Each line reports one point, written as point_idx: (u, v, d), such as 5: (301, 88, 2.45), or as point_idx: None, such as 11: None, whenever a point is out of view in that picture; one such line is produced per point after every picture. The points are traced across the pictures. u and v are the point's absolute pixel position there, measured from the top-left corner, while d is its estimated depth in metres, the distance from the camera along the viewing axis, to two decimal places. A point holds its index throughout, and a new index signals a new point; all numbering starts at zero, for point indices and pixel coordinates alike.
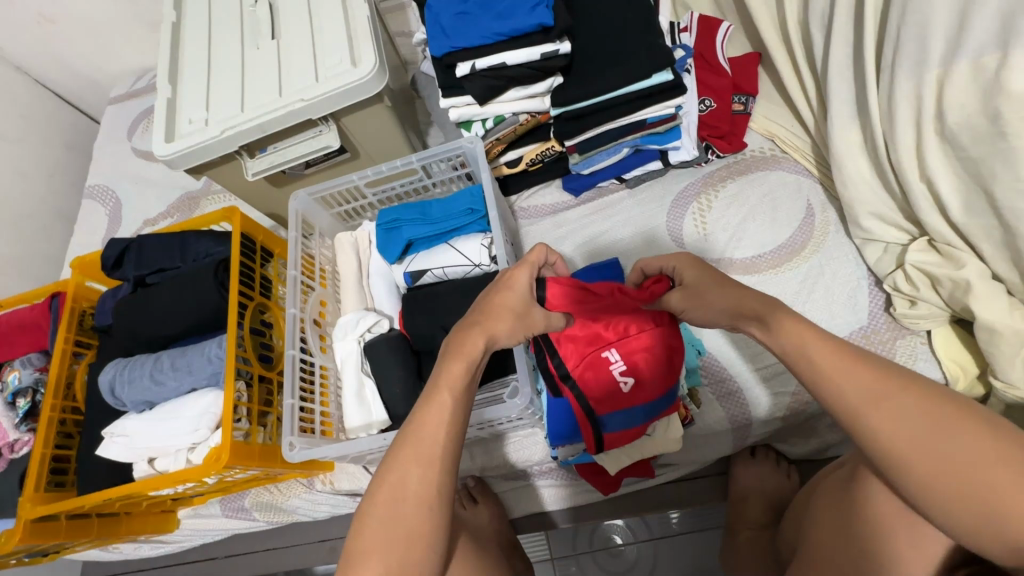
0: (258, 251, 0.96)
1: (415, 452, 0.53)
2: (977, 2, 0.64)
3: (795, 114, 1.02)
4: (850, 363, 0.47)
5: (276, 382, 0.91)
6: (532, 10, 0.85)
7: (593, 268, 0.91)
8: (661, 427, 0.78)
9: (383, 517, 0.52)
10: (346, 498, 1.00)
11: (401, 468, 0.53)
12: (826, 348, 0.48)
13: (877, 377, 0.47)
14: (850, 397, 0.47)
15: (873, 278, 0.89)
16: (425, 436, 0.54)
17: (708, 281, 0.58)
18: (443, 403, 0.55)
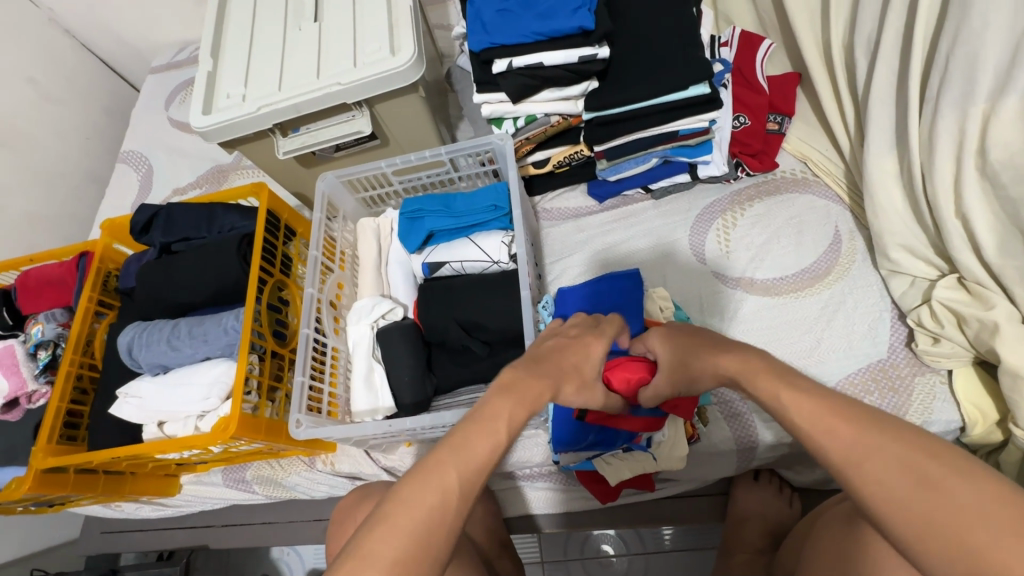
0: (281, 229, 0.98)
1: (458, 473, 0.49)
2: None
3: (830, 138, 1.01)
4: (831, 416, 0.46)
5: (289, 359, 0.92)
6: (574, 13, 0.85)
7: (611, 275, 0.86)
8: (668, 445, 0.75)
9: (399, 535, 0.45)
10: (345, 481, 1.01)
11: (441, 486, 0.48)
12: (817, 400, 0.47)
13: (862, 431, 0.44)
14: (837, 453, 0.45)
15: (897, 312, 0.87)
16: (469, 457, 0.50)
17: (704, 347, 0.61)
18: (495, 431, 0.53)
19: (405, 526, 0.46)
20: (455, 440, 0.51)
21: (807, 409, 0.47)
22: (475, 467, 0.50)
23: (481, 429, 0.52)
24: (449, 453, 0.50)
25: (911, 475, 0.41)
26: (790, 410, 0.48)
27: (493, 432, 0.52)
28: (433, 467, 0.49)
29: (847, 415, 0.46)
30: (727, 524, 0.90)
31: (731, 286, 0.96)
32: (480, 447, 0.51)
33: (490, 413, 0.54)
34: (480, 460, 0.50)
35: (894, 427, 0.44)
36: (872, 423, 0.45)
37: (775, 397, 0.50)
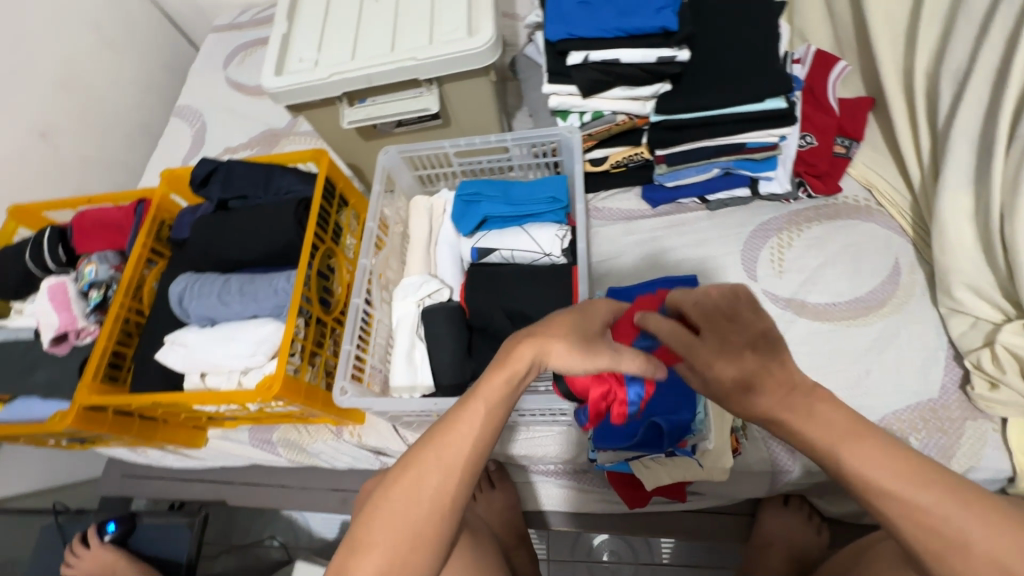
0: (336, 197, 0.98)
1: (444, 466, 0.52)
2: None
3: (899, 167, 0.98)
4: (916, 495, 0.41)
5: (331, 326, 0.93)
6: (658, 12, 0.84)
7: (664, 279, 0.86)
8: (712, 454, 0.70)
9: (393, 526, 0.50)
10: (369, 454, 1.02)
11: (426, 479, 0.52)
12: (893, 471, 0.42)
13: (949, 514, 0.40)
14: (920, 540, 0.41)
15: (953, 352, 0.85)
16: (455, 447, 0.53)
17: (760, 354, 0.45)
18: (482, 416, 0.54)
19: (396, 517, 0.51)
20: (440, 431, 0.53)
21: (888, 488, 0.42)
22: (461, 456, 0.53)
23: (466, 418, 0.53)
24: (436, 445, 0.53)
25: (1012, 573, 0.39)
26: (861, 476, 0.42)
27: (480, 418, 0.54)
28: (418, 461, 0.52)
29: (925, 494, 0.41)
30: (751, 546, 0.89)
31: (781, 306, 0.94)
32: (467, 436, 0.53)
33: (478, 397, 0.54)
34: (467, 447, 0.53)
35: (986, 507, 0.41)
36: (964, 504, 0.41)
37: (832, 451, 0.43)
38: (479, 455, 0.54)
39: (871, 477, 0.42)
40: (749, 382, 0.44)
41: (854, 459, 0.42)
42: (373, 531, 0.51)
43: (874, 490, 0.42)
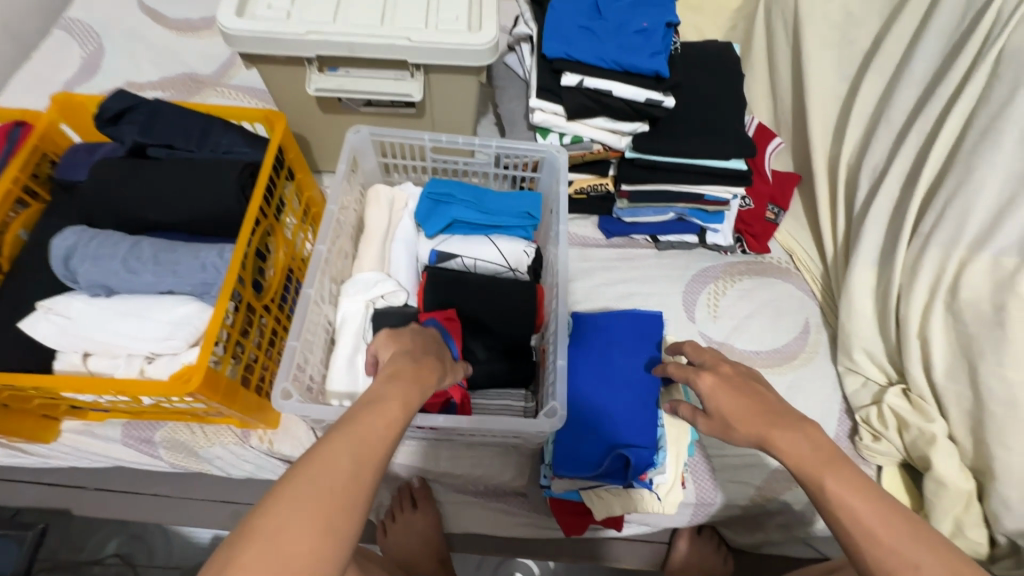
0: (285, 168, 0.86)
1: (367, 439, 0.47)
2: (1010, 211, 0.78)
3: (814, 238, 1.12)
4: (884, 517, 0.49)
5: (261, 314, 0.80)
6: (652, 56, 0.88)
7: (631, 313, 0.84)
8: (665, 488, 0.78)
9: (303, 508, 0.42)
10: (277, 464, 0.89)
11: (344, 456, 0.45)
12: (869, 501, 0.50)
13: (909, 535, 0.48)
14: (889, 559, 0.47)
15: (845, 406, 0.98)
16: (377, 424, 0.49)
17: (749, 383, 0.64)
18: (402, 394, 0.53)
19: (305, 498, 0.42)
20: (360, 410, 0.49)
21: (861, 515, 0.49)
22: (383, 434, 0.49)
23: (386, 395, 0.52)
24: (355, 418, 0.48)
25: None
26: (841, 498, 0.51)
27: (400, 395, 0.52)
28: (334, 435, 0.47)
29: (887, 517, 0.49)
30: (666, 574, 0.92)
31: (713, 349, 1.02)
32: (390, 412, 0.50)
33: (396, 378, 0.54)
34: (390, 427, 0.49)
35: (936, 539, 0.48)
36: (921, 532, 0.48)
37: (817, 477, 0.53)
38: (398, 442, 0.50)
39: (849, 505, 0.50)
40: (756, 411, 0.60)
41: (837, 488, 0.51)
42: (279, 517, 0.41)
43: (848, 516, 0.50)
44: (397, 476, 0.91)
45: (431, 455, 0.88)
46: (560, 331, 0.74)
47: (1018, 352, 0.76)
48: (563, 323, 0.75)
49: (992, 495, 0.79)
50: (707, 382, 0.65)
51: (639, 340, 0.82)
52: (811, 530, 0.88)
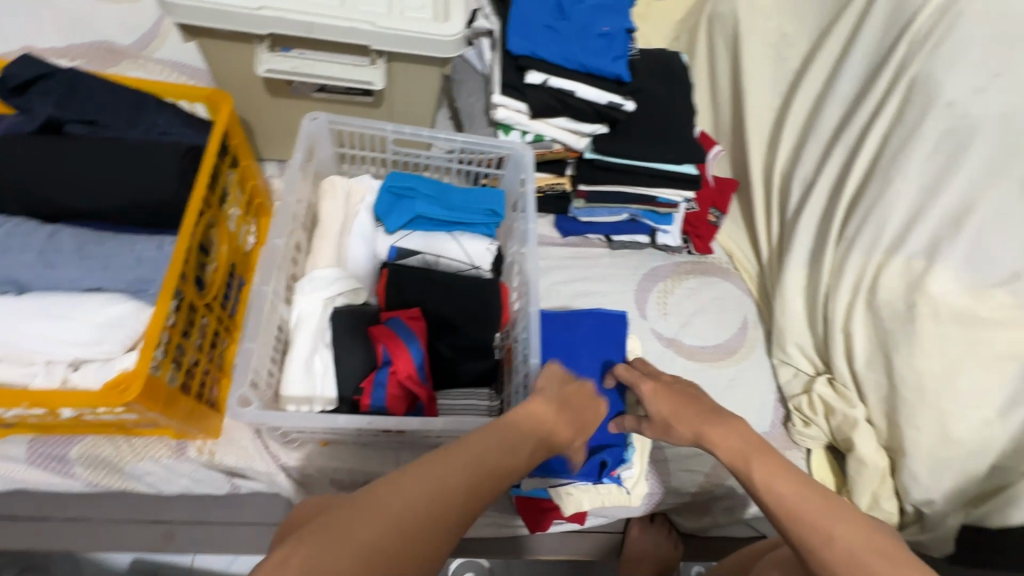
0: (229, 155, 0.79)
1: (428, 495, 0.43)
2: (919, 221, 0.89)
3: (750, 241, 1.21)
4: (804, 497, 0.53)
5: (204, 314, 0.73)
6: (614, 61, 0.90)
7: (597, 314, 0.88)
8: (632, 481, 0.84)
9: (329, 553, 0.39)
10: (218, 477, 0.82)
11: (398, 507, 0.42)
12: (789, 484, 0.55)
13: (825, 512, 0.52)
14: (806, 532, 0.51)
15: (779, 395, 1.06)
16: (448, 482, 0.45)
17: (688, 388, 0.70)
18: (489, 458, 0.49)
19: (336, 542, 0.40)
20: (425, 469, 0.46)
21: (785, 498, 0.54)
22: (456, 493, 0.45)
23: (472, 455, 0.48)
24: (426, 468, 0.45)
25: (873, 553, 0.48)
26: (766, 481, 0.56)
27: (485, 459, 0.48)
28: (395, 483, 0.44)
29: (806, 496, 0.54)
30: (623, 563, 0.95)
31: (663, 345, 1.07)
32: (466, 474, 0.46)
33: (493, 440, 0.50)
34: (465, 492, 0.45)
35: (852, 516, 0.52)
36: (838, 508, 0.52)
37: (746, 464, 0.58)
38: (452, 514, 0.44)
39: (774, 488, 0.55)
40: (691, 410, 0.66)
41: (762, 473, 0.57)
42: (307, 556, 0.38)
43: (772, 498, 0.55)
44: (353, 482, 0.84)
45: (394, 461, 0.83)
46: (532, 330, 0.75)
47: (924, 343, 0.86)
48: (537, 324, 0.75)
49: (903, 470, 0.89)
50: (649, 389, 0.71)
51: (603, 340, 0.87)
52: (752, 511, 0.94)
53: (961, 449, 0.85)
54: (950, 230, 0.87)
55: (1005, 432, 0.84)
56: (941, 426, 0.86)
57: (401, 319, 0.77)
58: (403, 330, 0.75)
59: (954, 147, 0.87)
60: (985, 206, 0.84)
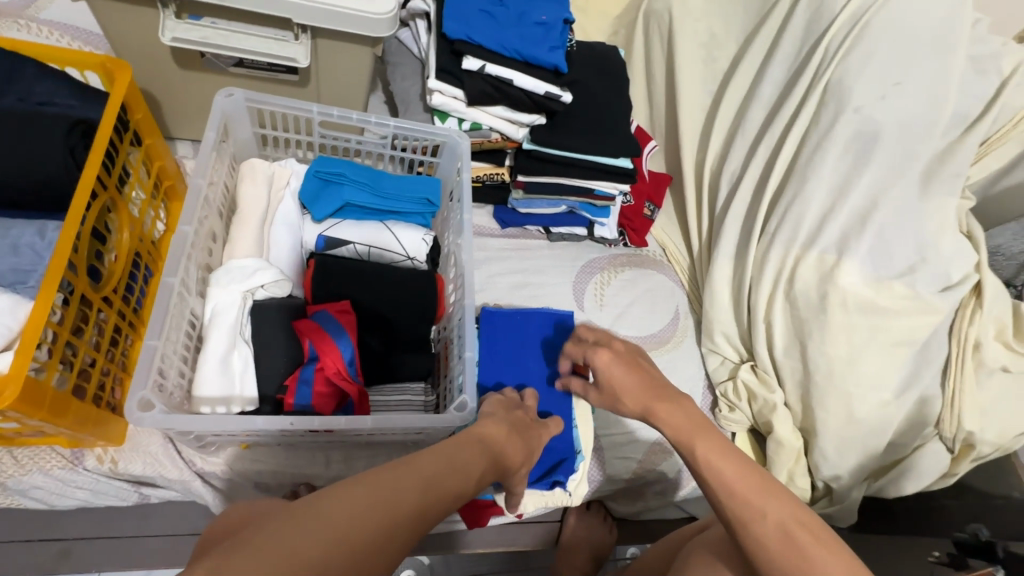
0: (129, 132, 0.72)
1: (377, 514, 0.39)
2: (830, 218, 0.95)
3: (682, 233, 1.25)
4: (740, 474, 0.54)
5: (100, 309, 0.66)
6: (551, 51, 0.90)
7: (542, 317, 0.90)
8: (575, 484, 0.87)
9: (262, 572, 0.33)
10: (122, 487, 0.75)
11: (346, 522, 0.38)
12: (729, 460, 0.55)
13: (759, 488, 0.53)
14: (740, 510, 0.52)
15: (707, 382, 1.11)
16: (398, 500, 0.41)
17: (637, 360, 0.69)
18: (438, 478, 0.45)
19: (271, 558, 0.34)
20: (379, 476, 0.42)
21: (723, 472, 0.55)
22: (406, 513, 0.41)
23: (422, 474, 0.44)
24: (375, 484, 0.41)
25: (804, 530, 0.49)
26: (706, 459, 0.56)
27: (434, 477, 0.45)
28: (341, 498, 0.39)
29: (742, 472, 0.54)
30: (560, 550, 0.97)
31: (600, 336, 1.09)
32: (418, 492, 0.42)
33: (440, 461, 0.47)
34: (415, 512, 0.41)
35: (783, 493, 0.53)
36: (772, 486, 0.53)
37: (690, 439, 0.59)
38: (405, 528, 0.40)
39: (714, 462, 0.56)
40: (640, 387, 0.65)
41: (704, 450, 0.57)
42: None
43: (711, 471, 0.55)
44: (279, 483, 0.80)
45: (323, 460, 0.79)
46: (467, 322, 0.73)
47: (834, 332, 0.93)
48: (472, 316, 0.74)
49: (815, 450, 0.96)
50: (599, 356, 0.69)
51: (549, 343, 0.90)
52: (682, 495, 0.97)
53: (863, 428, 0.92)
54: (856, 227, 0.94)
55: (900, 411, 0.92)
56: (847, 408, 0.93)
57: (330, 315, 0.72)
58: (331, 326, 0.71)
59: (861, 147, 0.95)
60: (886, 206, 0.93)
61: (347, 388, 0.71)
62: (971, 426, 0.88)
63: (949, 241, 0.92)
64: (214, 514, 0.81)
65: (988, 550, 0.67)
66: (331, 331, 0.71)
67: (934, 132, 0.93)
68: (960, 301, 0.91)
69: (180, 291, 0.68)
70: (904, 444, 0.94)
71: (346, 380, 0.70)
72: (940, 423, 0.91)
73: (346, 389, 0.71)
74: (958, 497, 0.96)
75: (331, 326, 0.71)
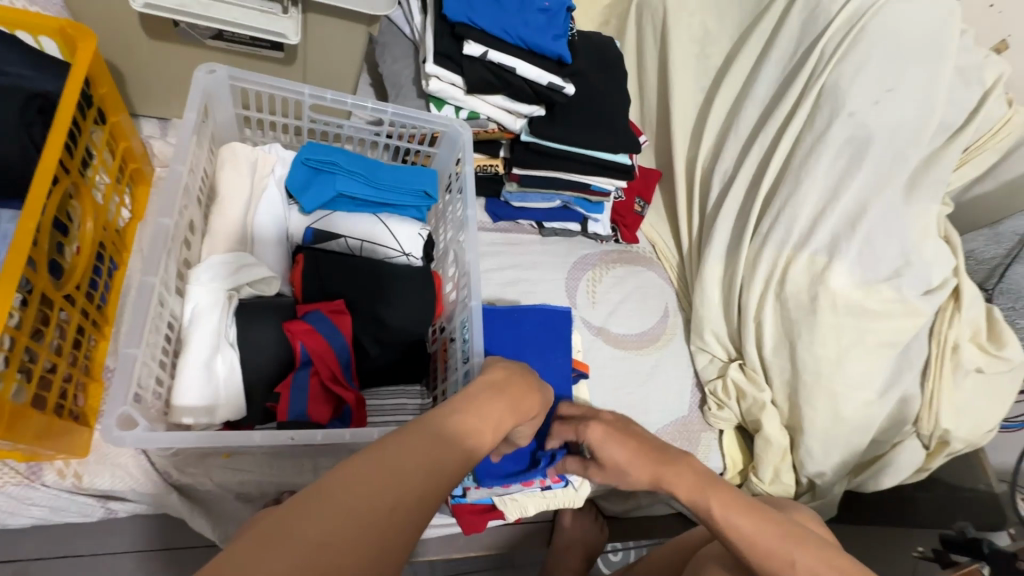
0: (92, 110, 0.64)
1: (378, 483, 0.37)
2: (822, 221, 0.96)
3: (671, 230, 1.25)
4: (760, 527, 0.57)
5: (61, 309, 0.59)
6: (555, 40, 0.86)
7: (540, 313, 0.85)
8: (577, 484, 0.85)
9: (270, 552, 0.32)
10: (86, 502, 0.68)
11: (347, 496, 0.36)
12: (747, 516, 0.58)
13: (781, 535, 0.56)
14: (768, 559, 0.55)
15: (695, 380, 1.11)
16: (401, 465, 0.39)
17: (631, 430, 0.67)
18: (443, 437, 0.43)
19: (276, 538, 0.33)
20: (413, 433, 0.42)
21: (743, 527, 0.57)
22: (411, 477, 0.39)
23: (423, 436, 0.42)
24: (373, 456, 0.39)
25: (835, 568, 0.53)
26: (724, 518, 0.58)
27: (440, 439, 0.43)
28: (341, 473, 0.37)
29: (760, 525, 0.57)
30: (552, 550, 0.96)
31: (592, 334, 1.08)
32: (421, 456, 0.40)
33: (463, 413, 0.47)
34: (422, 475, 0.40)
35: (806, 537, 0.56)
36: (793, 533, 0.57)
37: (706, 506, 0.60)
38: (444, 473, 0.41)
39: (732, 519, 0.58)
40: (642, 459, 0.64)
41: (721, 508, 0.59)
42: (240, 561, 0.31)
43: (731, 527, 0.57)
44: (262, 494, 0.74)
45: (313, 466, 0.73)
46: (474, 327, 0.69)
47: (823, 332, 0.94)
48: (481, 320, 0.70)
49: (801, 447, 0.98)
50: (592, 431, 0.67)
51: (547, 338, 0.85)
52: (673, 492, 0.98)
53: (847, 427, 0.95)
54: (847, 230, 0.95)
55: (882, 410, 0.96)
56: (833, 408, 0.95)
57: (322, 315, 0.67)
58: (324, 329, 0.66)
59: (853, 153, 0.95)
60: (875, 210, 0.93)
61: (343, 393, 0.66)
62: (947, 424, 0.93)
63: (930, 247, 0.95)
64: (190, 528, 0.75)
65: (975, 548, 0.71)
66: (324, 334, 0.65)
67: (923, 139, 0.93)
68: (939, 305, 0.95)
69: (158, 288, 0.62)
70: (883, 441, 0.98)
71: (341, 385, 0.66)
72: (919, 421, 0.95)
73: (342, 395, 0.66)
74: (928, 490, 1.01)
75: (324, 329, 0.66)
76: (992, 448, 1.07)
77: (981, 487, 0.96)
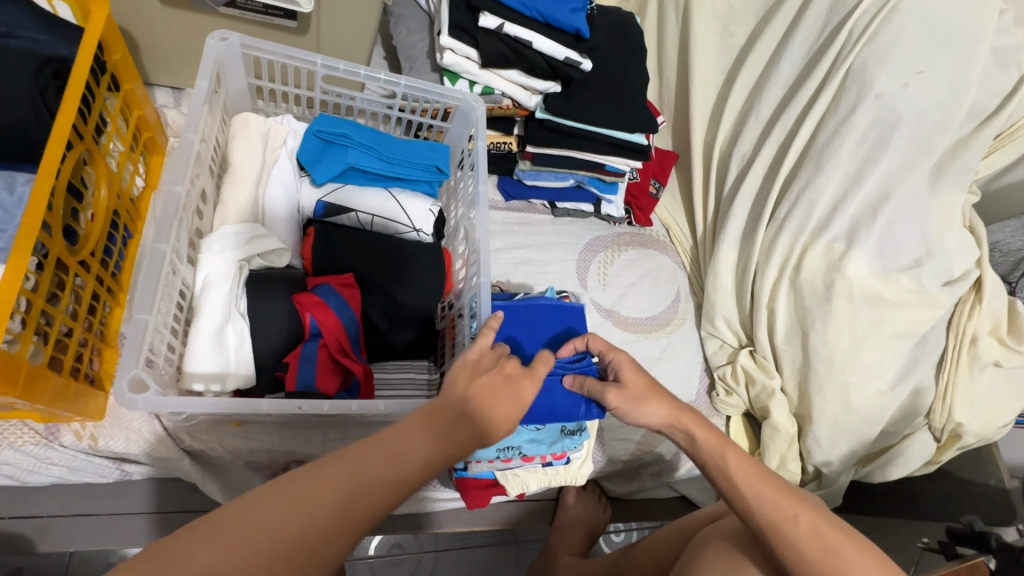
0: (105, 76, 0.64)
1: (287, 518, 0.40)
2: (841, 208, 0.94)
3: (686, 214, 1.22)
4: (765, 485, 0.57)
5: (76, 274, 0.60)
6: (573, 13, 0.84)
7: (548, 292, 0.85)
8: (578, 461, 0.86)
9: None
10: (103, 464, 0.70)
11: (251, 527, 0.39)
12: (755, 468, 0.58)
13: (785, 491, 0.57)
14: (771, 517, 0.55)
15: (704, 366, 1.11)
16: (311, 500, 0.41)
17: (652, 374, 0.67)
18: (361, 475, 0.43)
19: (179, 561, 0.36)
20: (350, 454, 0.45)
21: (755, 483, 0.57)
22: (316, 516, 0.41)
23: (342, 472, 0.43)
24: (287, 488, 0.42)
25: (836, 529, 0.54)
26: (732, 471, 0.58)
27: (362, 473, 0.43)
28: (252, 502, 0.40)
29: (769, 484, 0.57)
30: (555, 527, 0.97)
31: (602, 317, 1.07)
32: (337, 490, 0.42)
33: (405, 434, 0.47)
34: (331, 513, 0.41)
35: (809, 501, 0.57)
36: (798, 494, 0.57)
37: (719, 452, 0.60)
38: (365, 490, 0.43)
39: (746, 471, 0.58)
40: (662, 397, 0.63)
41: (735, 461, 0.59)
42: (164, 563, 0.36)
43: (744, 481, 0.57)
44: (271, 462, 0.76)
45: (321, 437, 0.75)
46: (482, 303, 0.69)
47: (838, 322, 0.93)
48: (488, 294, 0.70)
49: (809, 436, 0.97)
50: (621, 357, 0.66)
51: None
52: (677, 477, 0.98)
53: (858, 417, 0.94)
54: (867, 217, 0.92)
55: (894, 401, 0.94)
56: (844, 397, 0.94)
57: (334, 287, 0.67)
58: (335, 301, 0.66)
59: (879, 136, 0.92)
60: (898, 197, 0.91)
61: (352, 366, 0.67)
62: (960, 417, 0.92)
63: (953, 237, 0.92)
64: (201, 493, 0.78)
65: (981, 540, 0.70)
66: (335, 305, 0.66)
67: (952, 124, 0.90)
68: (959, 296, 0.93)
69: (171, 257, 0.62)
70: (894, 432, 0.97)
71: (350, 356, 0.67)
72: (931, 413, 0.94)
73: (351, 367, 0.67)
74: (936, 482, 1.00)
75: (334, 299, 0.66)
76: (1006, 443, 1.06)
77: (991, 482, 0.93)
